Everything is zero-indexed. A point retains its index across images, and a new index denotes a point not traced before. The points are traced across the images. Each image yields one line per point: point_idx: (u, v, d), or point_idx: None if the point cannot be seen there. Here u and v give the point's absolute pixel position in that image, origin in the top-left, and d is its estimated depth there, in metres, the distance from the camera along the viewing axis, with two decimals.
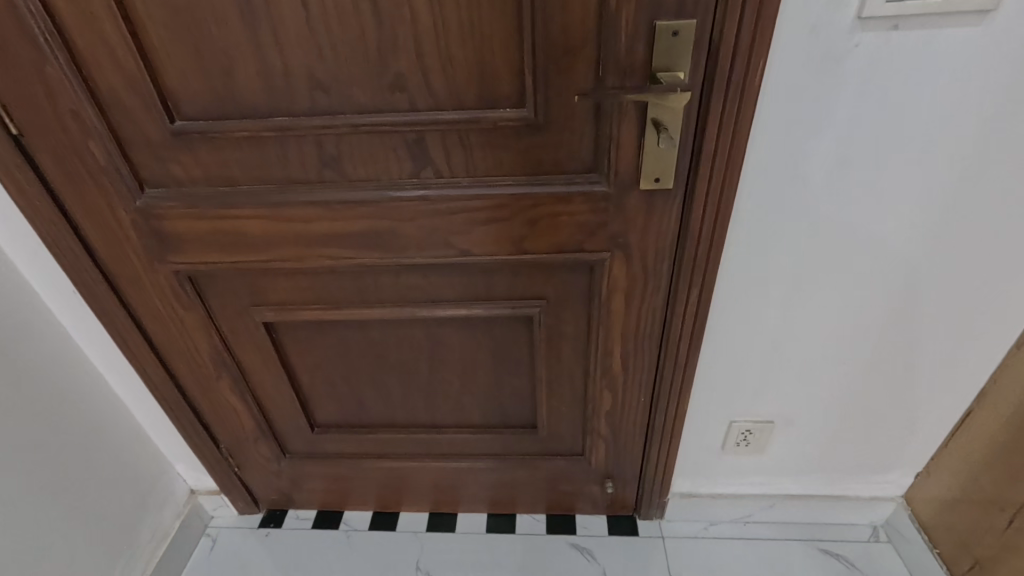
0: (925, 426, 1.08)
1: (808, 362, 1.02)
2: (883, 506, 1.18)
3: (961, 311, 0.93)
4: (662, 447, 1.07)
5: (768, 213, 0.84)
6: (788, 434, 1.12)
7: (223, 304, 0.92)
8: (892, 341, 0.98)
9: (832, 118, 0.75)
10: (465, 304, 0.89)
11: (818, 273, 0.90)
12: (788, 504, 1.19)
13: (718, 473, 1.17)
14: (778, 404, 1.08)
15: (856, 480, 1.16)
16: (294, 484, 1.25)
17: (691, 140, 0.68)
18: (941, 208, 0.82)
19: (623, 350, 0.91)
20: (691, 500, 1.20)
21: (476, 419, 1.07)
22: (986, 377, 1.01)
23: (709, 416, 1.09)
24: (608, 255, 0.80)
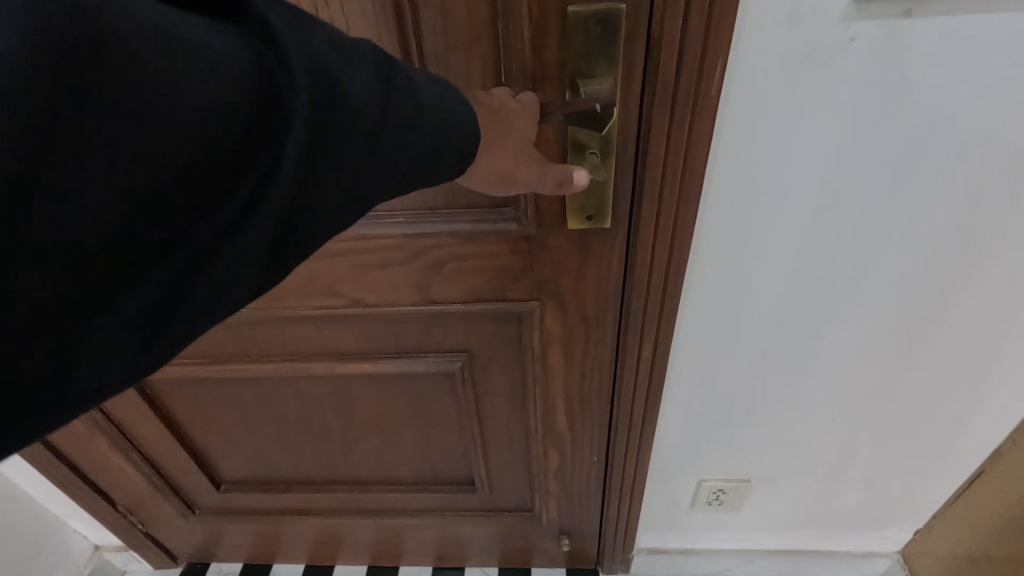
0: (925, 477, 0.95)
1: (791, 412, 0.87)
2: (878, 561, 1.06)
3: (973, 357, 0.78)
4: (621, 507, 0.93)
5: (739, 245, 0.67)
6: (766, 492, 0.99)
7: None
8: (889, 390, 0.83)
9: (818, 131, 0.58)
10: (371, 358, 0.73)
11: (802, 313, 0.74)
12: (768, 561, 1.07)
13: (688, 530, 1.06)
14: (755, 463, 0.95)
15: (846, 536, 1.04)
16: (212, 539, 1.10)
17: (630, 164, 0.53)
18: (955, 238, 0.66)
19: (568, 410, 0.75)
20: (659, 557, 1.09)
21: (407, 476, 0.92)
22: (1005, 435, 0.86)
23: (675, 474, 0.97)
24: (536, 304, 0.63)
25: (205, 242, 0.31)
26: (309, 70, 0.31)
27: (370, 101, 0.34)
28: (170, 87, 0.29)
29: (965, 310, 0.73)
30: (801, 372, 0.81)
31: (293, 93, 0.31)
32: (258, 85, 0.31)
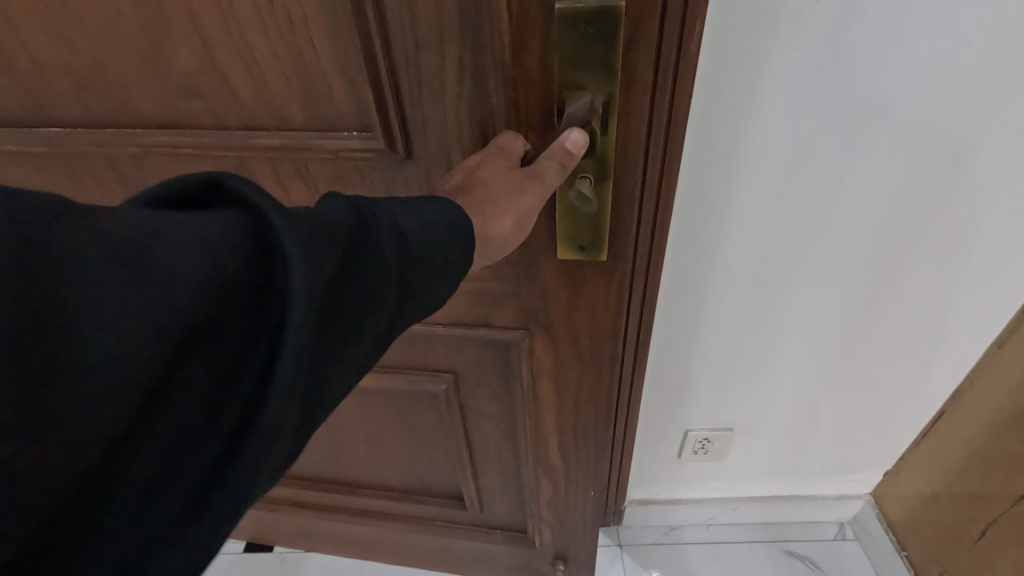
0: (894, 426, 1.00)
1: (772, 364, 0.89)
2: (852, 503, 1.13)
3: (944, 309, 0.80)
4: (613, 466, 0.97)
5: (717, 204, 0.69)
6: (750, 441, 1.03)
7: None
8: (864, 341, 0.85)
9: (792, 85, 0.58)
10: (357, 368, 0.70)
11: (780, 269, 0.76)
12: (750, 506, 1.14)
13: (675, 479, 1.11)
14: (740, 414, 0.98)
15: (824, 479, 1.10)
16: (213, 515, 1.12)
17: (627, 191, 0.47)
18: (931, 188, 0.67)
19: (560, 440, 0.72)
20: (650, 507, 1.14)
21: (400, 484, 0.92)
22: (961, 379, 0.90)
23: (660, 428, 1.01)
24: (523, 332, 0.60)
25: (205, 456, 0.28)
26: (309, 247, 0.29)
27: (357, 284, 0.32)
28: (144, 307, 0.25)
29: (940, 261, 0.74)
30: (779, 323, 0.83)
31: (287, 284, 0.28)
32: (230, 297, 0.28)
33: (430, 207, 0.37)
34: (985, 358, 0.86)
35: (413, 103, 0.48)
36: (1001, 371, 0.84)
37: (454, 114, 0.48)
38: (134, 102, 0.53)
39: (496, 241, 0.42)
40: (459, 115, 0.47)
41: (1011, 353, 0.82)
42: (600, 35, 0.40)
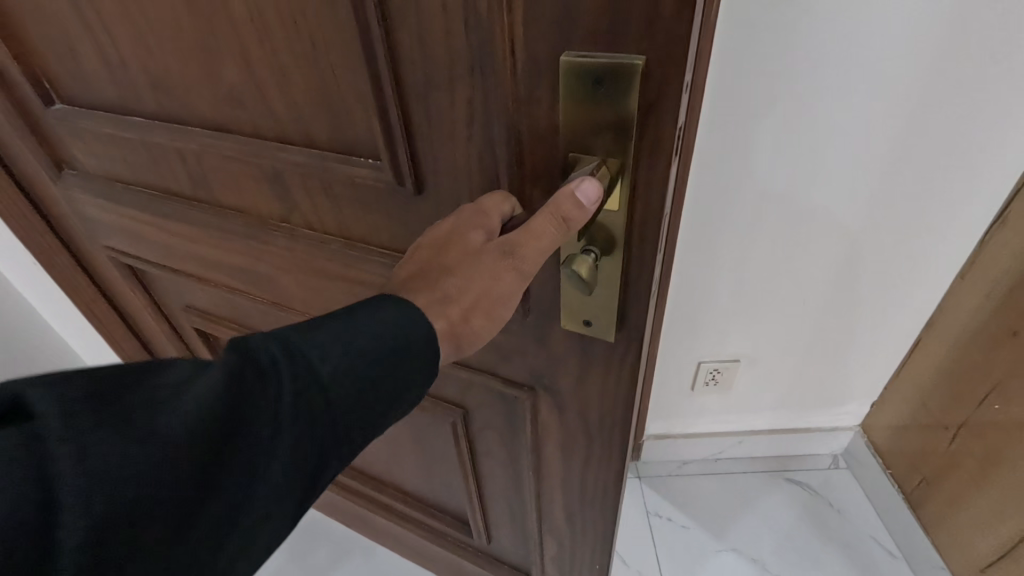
0: (878, 358, 1.12)
1: (772, 289, 1.01)
2: (843, 436, 1.26)
3: (917, 237, 0.94)
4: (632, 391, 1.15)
5: (726, 148, 0.84)
6: (751, 371, 1.15)
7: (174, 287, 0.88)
8: (854, 263, 0.97)
9: (784, 43, 0.75)
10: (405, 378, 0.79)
11: (778, 206, 0.90)
12: (754, 439, 1.28)
13: (686, 414, 1.24)
14: (741, 343, 1.10)
15: (819, 412, 1.23)
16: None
17: (628, 267, 0.48)
18: (901, 127, 0.81)
19: (562, 496, 0.78)
20: (664, 442, 1.28)
21: (423, 492, 1.05)
22: (934, 308, 1.03)
23: (675, 359, 1.12)
24: (528, 391, 0.67)
25: None
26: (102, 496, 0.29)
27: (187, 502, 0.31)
28: None
29: (911, 193, 0.88)
30: (778, 248, 0.95)
31: (79, 540, 0.28)
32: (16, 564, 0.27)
33: (310, 367, 0.35)
34: (951, 289, 0.99)
35: (425, 142, 0.49)
36: (966, 294, 0.97)
37: (462, 160, 0.48)
38: (196, 104, 0.58)
39: (469, 330, 0.43)
40: (468, 160, 0.48)
41: (978, 276, 0.94)
42: (611, 99, 0.39)
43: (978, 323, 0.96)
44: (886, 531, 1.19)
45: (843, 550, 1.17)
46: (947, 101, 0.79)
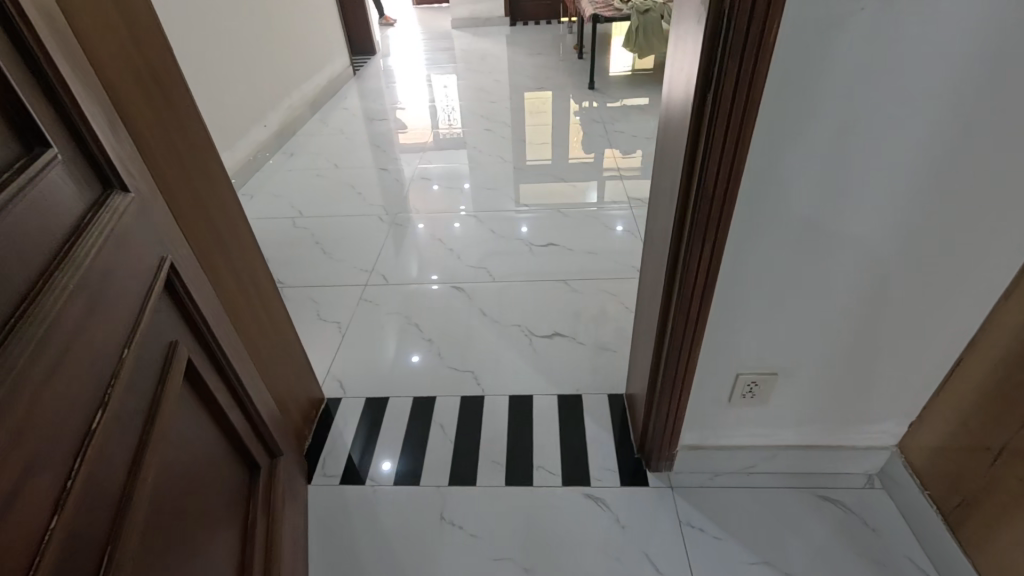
0: (917, 376, 1.14)
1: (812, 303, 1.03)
2: (878, 455, 1.28)
3: (958, 255, 0.95)
4: (672, 398, 1.17)
5: (776, 168, 0.86)
6: (789, 385, 1.16)
7: (179, 320, 0.87)
8: (896, 279, 0.99)
9: (839, 71, 0.77)
10: (126, 506, 0.68)
11: (823, 223, 0.93)
12: (788, 454, 1.29)
13: (723, 426, 1.25)
14: (784, 355, 1.11)
15: (854, 430, 1.24)
16: (291, 446, 1.32)
17: None
18: (945, 150, 0.84)
19: None
20: (696, 452, 1.30)
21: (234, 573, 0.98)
22: (976, 328, 1.05)
23: (714, 370, 1.14)
24: None
25: None
26: None
27: None
28: None
29: (952, 214, 0.91)
30: (821, 264, 0.98)
31: None
32: None
33: None
34: (995, 309, 1.01)
35: None
36: (1009, 316, 0.98)
37: None
38: None
39: None
40: None
41: (1019, 299, 0.96)
42: None
43: (1017, 344, 0.97)
44: (922, 550, 1.19)
45: (878, 570, 1.17)
46: (992, 125, 0.81)
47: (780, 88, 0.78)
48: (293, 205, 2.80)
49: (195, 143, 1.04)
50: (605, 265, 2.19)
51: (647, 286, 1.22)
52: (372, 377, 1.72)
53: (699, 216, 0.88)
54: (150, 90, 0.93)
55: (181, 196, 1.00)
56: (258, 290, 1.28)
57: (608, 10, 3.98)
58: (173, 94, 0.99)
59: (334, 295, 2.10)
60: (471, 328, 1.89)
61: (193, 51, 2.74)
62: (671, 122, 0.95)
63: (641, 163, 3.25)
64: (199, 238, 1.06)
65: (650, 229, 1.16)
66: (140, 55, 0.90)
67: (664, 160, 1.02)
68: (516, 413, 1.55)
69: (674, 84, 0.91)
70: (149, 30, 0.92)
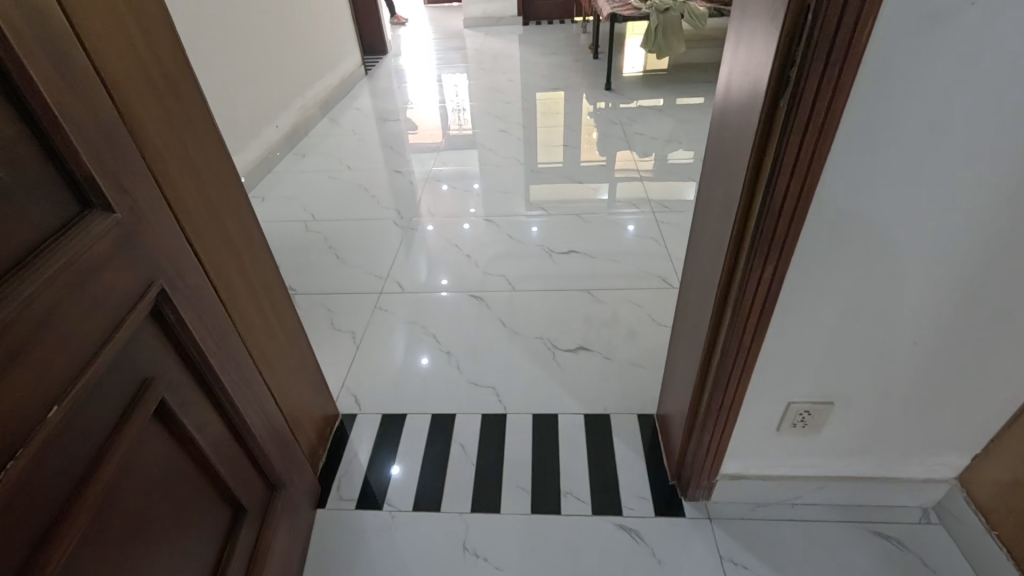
0: (986, 407, 1.04)
1: (880, 329, 0.94)
2: (936, 488, 1.18)
3: None
4: (716, 422, 1.08)
5: (855, 186, 0.75)
6: (846, 414, 1.07)
7: (165, 351, 0.78)
8: (974, 306, 0.90)
9: (938, 78, 0.65)
10: (45, 565, 0.58)
11: (902, 246, 0.82)
12: (837, 485, 1.20)
13: (769, 455, 1.16)
14: (842, 383, 1.02)
15: (910, 462, 1.15)
16: (302, 472, 1.24)
17: None
18: None
19: None
20: (738, 481, 1.22)
21: None
22: None
23: (764, 398, 1.05)
24: None
25: None
26: None
27: None
28: None
29: None
30: (894, 289, 0.87)
31: None
32: None
33: None
34: None
35: None
36: None
37: None
38: None
39: None
40: None
41: None
42: None
43: None
44: None
45: None
46: None
47: (866, 97, 0.67)
48: (305, 207, 2.73)
49: (203, 149, 0.95)
50: (629, 273, 2.10)
51: (689, 298, 1.14)
52: (388, 392, 1.64)
53: (764, 232, 0.79)
54: (159, 92, 0.84)
55: (192, 206, 0.91)
56: (271, 303, 1.20)
57: (626, 9, 3.88)
58: (184, 95, 0.90)
59: (347, 304, 2.02)
60: (491, 340, 1.80)
61: (203, 50, 2.68)
62: (725, 123, 0.88)
63: (662, 166, 3.15)
64: (213, 250, 0.98)
65: (694, 232, 1.10)
66: (147, 53, 0.82)
67: (715, 162, 0.95)
68: (541, 434, 1.47)
69: (736, 84, 0.82)
70: (156, 27, 0.84)
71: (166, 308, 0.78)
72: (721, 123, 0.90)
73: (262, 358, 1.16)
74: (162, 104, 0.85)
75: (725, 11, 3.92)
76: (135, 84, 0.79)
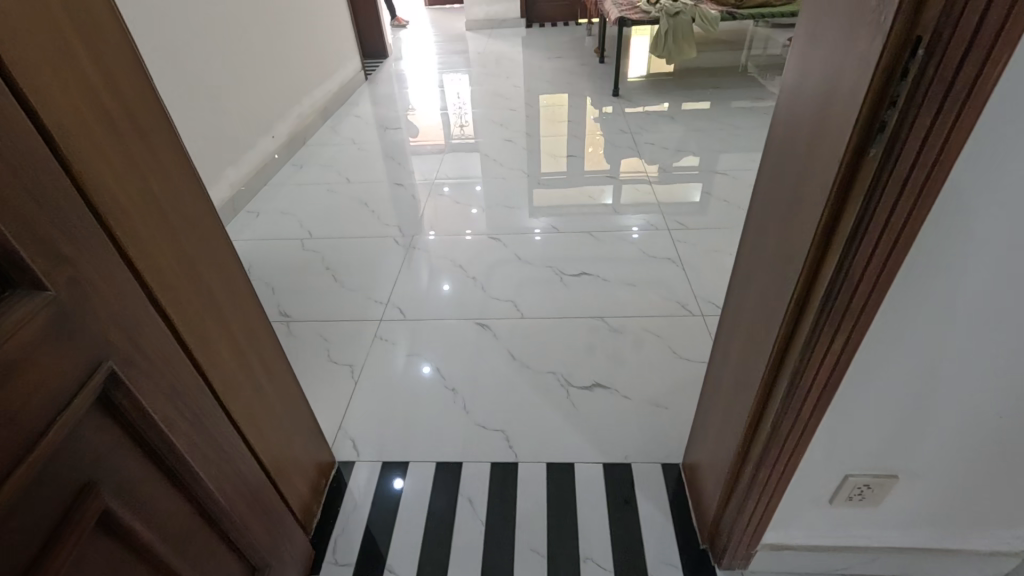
0: None
1: (961, 405, 0.80)
2: (1004, 561, 1.05)
3: None
4: (761, 495, 0.96)
5: (957, 256, 0.62)
6: (910, 487, 0.94)
7: (115, 443, 0.67)
8: None
9: None
10: None
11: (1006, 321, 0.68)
12: (892, 557, 1.07)
13: (818, 526, 1.03)
14: (911, 457, 0.89)
15: (978, 535, 1.02)
16: (291, 543, 1.11)
17: None
18: None
19: None
20: (780, 552, 1.09)
21: None
22: None
23: (818, 470, 0.92)
24: None
25: None
26: None
27: None
28: None
29: None
30: (987, 366, 0.74)
31: None
32: None
33: None
34: None
35: None
36: None
37: None
38: None
39: None
40: None
41: None
42: None
43: None
44: None
45: None
46: None
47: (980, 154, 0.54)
48: (302, 223, 2.61)
49: (177, 195, 0.83)
50: (646, 299, 1.96)
51: (728, 348, 1.02)
52: (390, 435, 1.52)
53: (836, 305, 0.67)
54: (126, 140, 0.73)
55: (167, 265, 0.80)
56: (259, 357, 1.08)
57: (634, 12, 3.74)
58: (155, 139, 0.79)
59: (347, 333, 1.89)
60: (500, 376, 1.67)
61: (195, 60, 2.55)
62: (780, 166, 0.76)
63: (674, 177, 3.02)
64: (192, 310, 0.86)
65: (737, 275, 0.98)
66: (112, 95, 0.70)
67: (763, 207, 0.83)
68: (556, 486, 1.35)
69: (796, 129, 0.70)
70: (122, 63, 0.72)
71: (117, 395, 0.66)
72: (773, 166, 0.79)
73: (251, 421, 1.04)
74: (129, 154, 0.73)
75: (736, 14, 3.78)
76: (98, 134, 0.68)
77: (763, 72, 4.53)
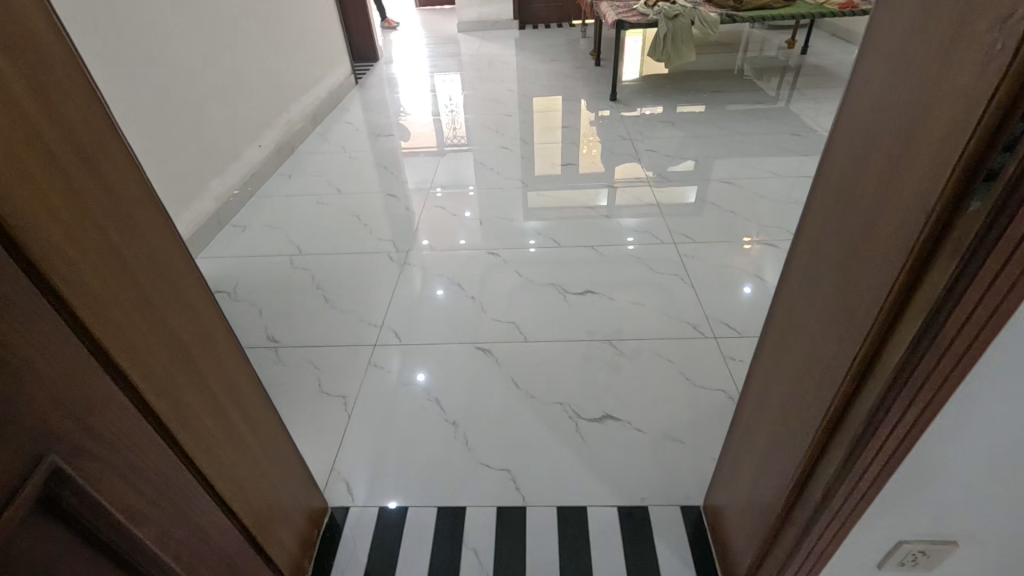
0: None
1: None
2: None
3: None
4: (803, 562, 0.86)
5: None
6: (972, 556, 0.84)
7: (54, 552, 0.56)
8: None
9: None
10: None
11: None
12: None
13: None
14: (978, 529, 0.78)
15: None
16: None
17: None
18: None
19: None
20: None
21: None
22: None
23: (869, 538, 0.83)
24: None
25: None
26: None
27: None
28: None
29: None
30: None
31: None
32: None
33: None
34: None
35: None
36: None
37: None
38: None
39: None
40: None
41: None
42: None
43: None
44: None
45: None
46: None
47: None
48: (289, 238, 2.49)
49: (144, 240, 0.72)
50: (655, 320, 1.87)
51: (763, 396, 0.93)
52: (387, 475, 1.41)
53: (912, 374, 0.57)
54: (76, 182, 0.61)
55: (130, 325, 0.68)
56: (243, 410, 0.97)
57: (631, 15, 3.65)
58: (115, 178, 0.67)
59: (340, 360, 1.78)
60: (504, 407, 1.57)
61: (177, 67, 2.41)
62: (833, 208, 0.67)
63: (675, 183, 2.92)
64: (161, 371, 0.74)
65: (775, 318, 0.89)
66: (57, 130, 0.58)
67: (809, 251, 0.74)
68: (569, 535, 1.25)
69: (863, 164, 0.60)
70: (72, 93, 0.61)
71: (62, 493, 0.56)
72: (822, 207, 0.69)
73: (235, 482, 0.93)
74: (82, 199, 0.62)
75: (735, 17, 3.70)
76: (36, 178, 0.56)
77: (761, 76, 4.46)
